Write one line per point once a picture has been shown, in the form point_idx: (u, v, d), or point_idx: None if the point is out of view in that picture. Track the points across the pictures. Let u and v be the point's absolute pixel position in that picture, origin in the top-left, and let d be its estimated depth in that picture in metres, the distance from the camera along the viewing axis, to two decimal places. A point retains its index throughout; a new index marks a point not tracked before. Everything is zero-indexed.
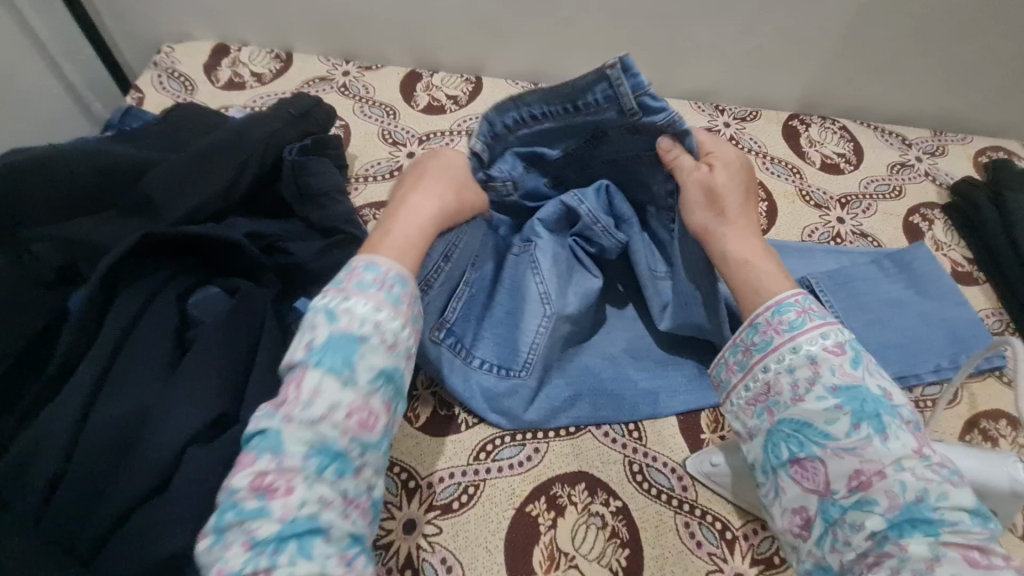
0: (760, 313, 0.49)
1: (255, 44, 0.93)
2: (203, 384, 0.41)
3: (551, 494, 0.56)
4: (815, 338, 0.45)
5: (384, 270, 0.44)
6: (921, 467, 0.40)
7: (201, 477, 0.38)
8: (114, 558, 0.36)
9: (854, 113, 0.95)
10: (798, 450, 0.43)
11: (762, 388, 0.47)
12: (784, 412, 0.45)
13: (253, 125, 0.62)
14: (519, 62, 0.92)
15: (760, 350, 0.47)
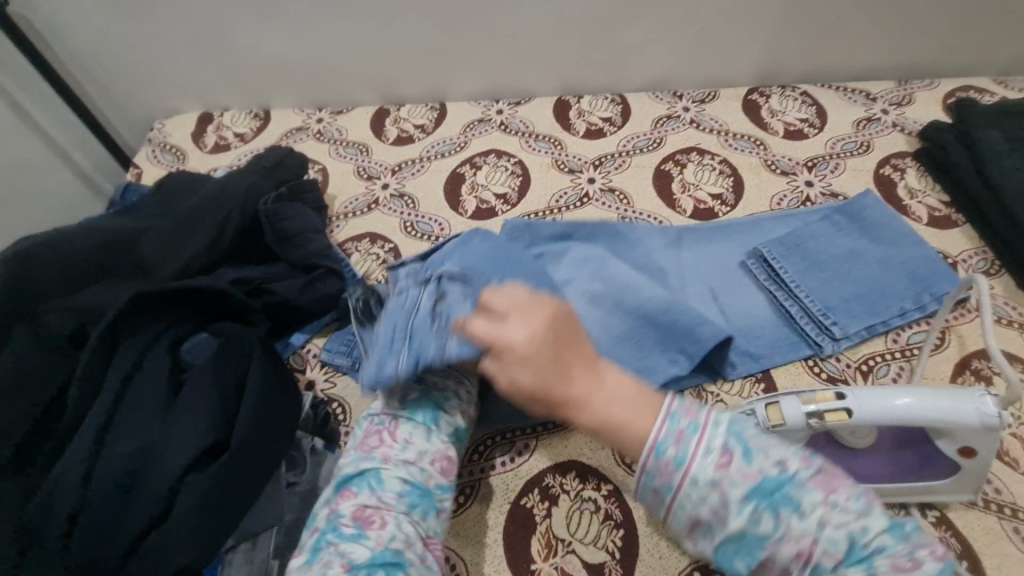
0: (645, 458, 0.44)
1: (236, 107, 1.01)
2: (196, 419, 0.46)
3: (544, 486, 0.59)
4: (704, 460, 0.43)
5: (420, 406, 0.55)
6: (835, 511, 0.41)
7: (201, 502, 0.43)
8: (137, 572, 0.42)
9: (813, 77, 0.96)
10: (750, 561, 0.42)
11: (691, 523, 0.44)
12: (719, 536, 0.43)
13: (231, 183, 0.68)
14: (479, 84, 0.97)
15: (669, 492, 0.43)
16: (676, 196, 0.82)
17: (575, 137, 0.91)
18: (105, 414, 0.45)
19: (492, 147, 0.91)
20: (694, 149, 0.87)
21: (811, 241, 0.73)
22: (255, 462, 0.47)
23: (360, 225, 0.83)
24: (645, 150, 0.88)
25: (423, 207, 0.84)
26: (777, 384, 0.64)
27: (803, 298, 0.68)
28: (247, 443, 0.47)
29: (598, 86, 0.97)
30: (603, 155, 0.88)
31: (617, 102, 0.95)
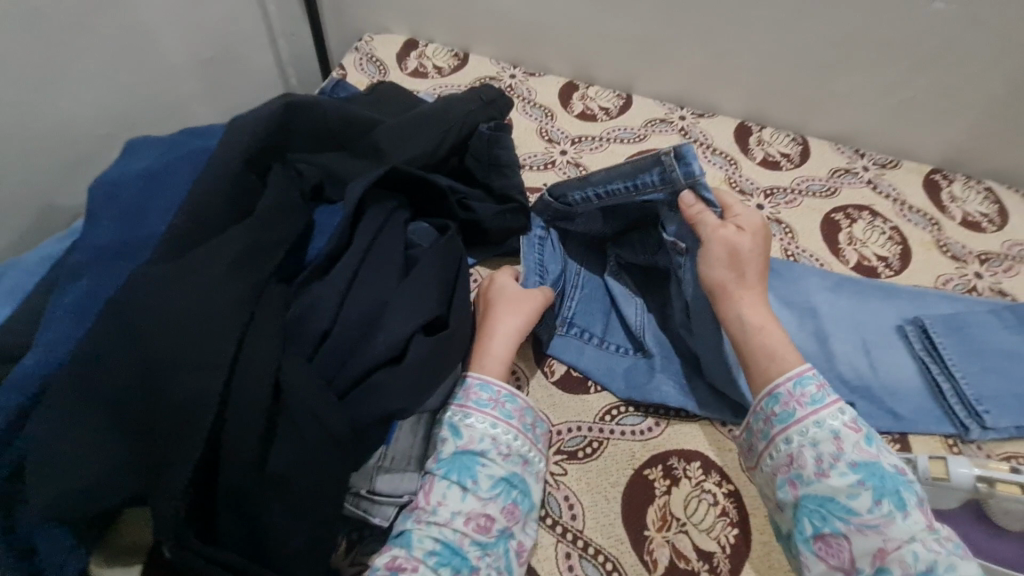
0: (781, 383, 0.53)
1: (439, 43, 1.07)
2: (428, 289, 0.51)
3: (668, 464, 0.61)
4: (835, 413, 0.51)
5: (497, 389, 0.55)
6: (930, 538, 0.45)
7: (423, 360, 0.48)
8: (361, 400, 0.46)
9: (1002, 177, 0.95)
10: (821, 523, 0.48)
11: (785, 459, 0.51)
12: (808, 486, 0.49)
13: (455, 103, 0.72)
14: (670, 86, 1.00)
15: (782, 421, 0.52)
16: (841, 247, 0.83)
17: (752, 163, 0.93)
18: (354, 261, 0.51)
19: (669, 147, 0.93)
20: (868, 209, 0.88)
21: (978, 326, 0.72)
22: (462, 343, 0.51)
23: (534, 180, 0.87)
24: (818, 194, 0.89)
25: None
26: (913, 450, 0.64)
27: (957, 380, 0.68)
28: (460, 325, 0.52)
29: (784, 122, 0.98)
30: (775, 186, 0.90)
31: (799, 143, 0.96)
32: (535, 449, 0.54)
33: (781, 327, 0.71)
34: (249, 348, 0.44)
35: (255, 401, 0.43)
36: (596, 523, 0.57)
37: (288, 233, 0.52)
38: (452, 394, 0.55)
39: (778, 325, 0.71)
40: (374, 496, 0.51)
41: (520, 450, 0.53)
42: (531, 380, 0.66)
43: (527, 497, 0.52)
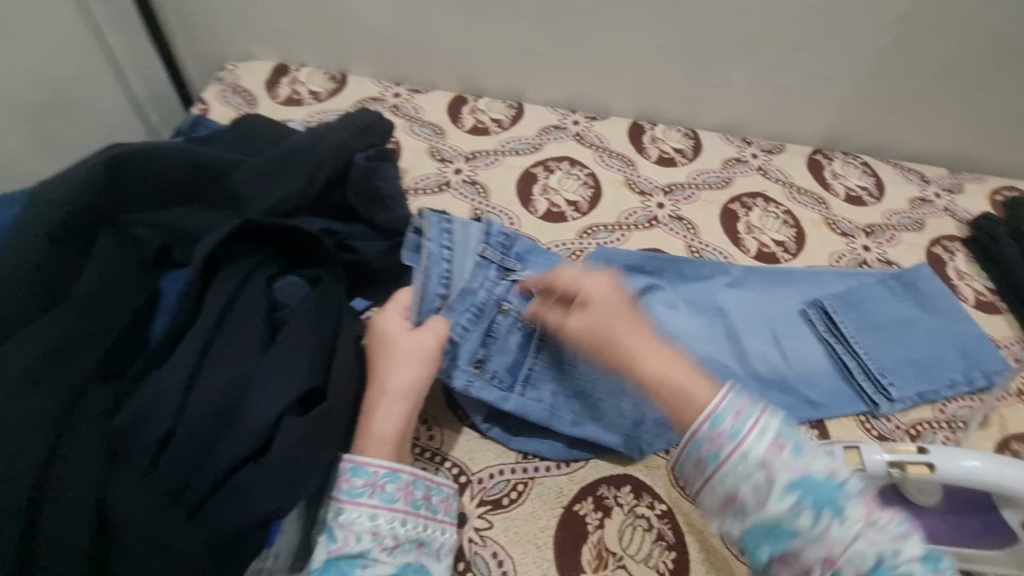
0: (697, 422, 0.42)
1: (313, 65, 0.99)
2: (296, 360, 0.47)
3: (598, 495, 0.58)
4: (757, 441, 0.41)
5: (372, 471, 0.48)
6: (873, 531, 0.38)
7: (293, 446, 0.44)
8: (223, 507, 0.42)
9: (874, 151, 1.00)
10: (775, 547, 0.40)
11: (725, 498, 0.41)
12: (754, 518, 0.40)
13: (326, 133, 0.66)
14: (560, 91, 0.98)
15: (718, 458, 0.41)
16: (742, 236, 0.84)
17: (648, 162, 0.92)
18: (200, 344, 0.46)
19: (566, 155, 0.91)
20: (761, 196, 0.90)
21: (874, 302, 0.74)
22: (344, 416, 0.48)
23: (429, 204, 0.81)
24: (714, 186, 0.90)
25: (494, 198, 0.83)
26: (830, 434, 0.65)
27: (862, 357, 0.70)
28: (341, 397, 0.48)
29: (675, 117, 0.99)
30: (673, 183, 0.90)
31: (690, 137, 0.97)
32: (431, 527, 0.49)
33: (693, 338, 0.69)
34: (61, 472, 0.39)
35: (72, 531, 0.38)
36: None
37: (117, 324, 0.47)
38: (346, 486, 0.47)
39: (688, 336, 0.68)
40: None
41: (411, 535, 0.47)
42: (444, 427, 0.61)
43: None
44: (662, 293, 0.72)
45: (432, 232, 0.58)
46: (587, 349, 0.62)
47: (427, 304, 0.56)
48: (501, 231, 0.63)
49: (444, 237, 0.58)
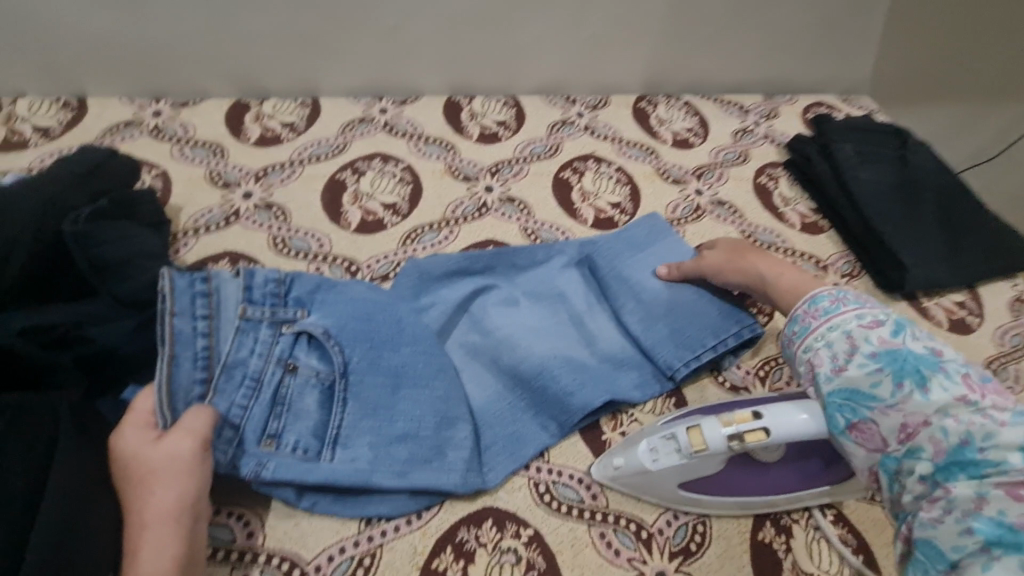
0: (798, 304, 0.49)
1: (35, 94, 0.79)
2: None
3: (457, 541, 0.52)
4: (851, 318, 0.45)
5: None
6: (965, 413, 0.38)
7: None
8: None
9: (695, 88, 0.99)
10: (851, 414, 0.43)
11: (808, 368, 0.46)
12: (834, 386, 0.44)
13: (23, 193, 0.51)
14: (358, 78, 0.85)
15: (802, 335, 0.48)
16: (577, 206, 0.80)
17: (469, 142, 0.84)
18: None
19: (376, 150, 0.80)
20: (591, 157, 0.86)
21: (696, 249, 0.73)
22: None
23: (215, 244, 0.68)
24: (542, 156, 0.85)
25: (297, 219, 0.72)
26: (687, 399, 0.64)
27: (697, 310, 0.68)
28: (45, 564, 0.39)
29: (491, 86, 0.90)
30: (499, 161, 0.83)
31: (511, 105, 0.90)
32: None
33: (528, 333, 0.63)
34: None
35: None
36: None
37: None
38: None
39: (526, 335, 0.63)
40: None
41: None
42: (267, 516, 0.51)
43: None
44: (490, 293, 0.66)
45: (178, 304, 0.48)
46: (407, 383, 0.55)
47: (181, 395, 0.47)
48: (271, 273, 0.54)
49: (197, 303, 0.49)
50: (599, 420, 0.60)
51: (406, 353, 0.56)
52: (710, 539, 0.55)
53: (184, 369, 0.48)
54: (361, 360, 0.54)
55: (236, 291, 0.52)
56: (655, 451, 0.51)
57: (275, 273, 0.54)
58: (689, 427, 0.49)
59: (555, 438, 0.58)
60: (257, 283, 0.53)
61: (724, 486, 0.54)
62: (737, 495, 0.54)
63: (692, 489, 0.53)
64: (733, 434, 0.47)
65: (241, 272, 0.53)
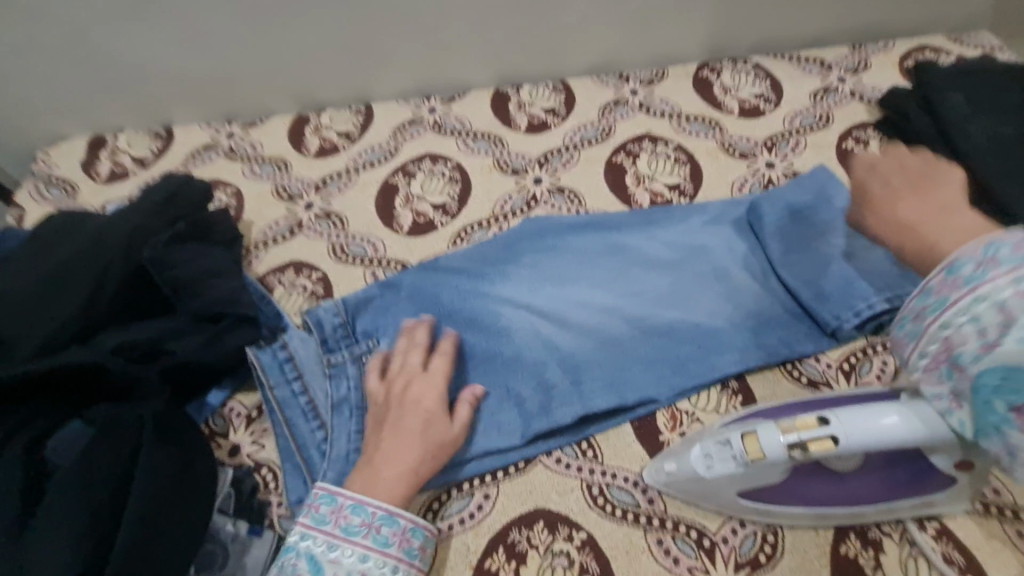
0: (931, 275, 0.40)
1: (131, 127, 0.88)
2: (58, 544, 0.39)
3: (510, 542, 0.52)
4: (1005, 285, 0.35)
5: (371, 511, 0.48)
6: None
7: None
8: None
9: (766, 47, 0.89)
10: (1013, 399, 0.34)
11: (943, 346, 0.38)
12: (982, 369, 0.35)
13: (111, 226, 0.58)
14: (406, 81, 0.86)
15: (936, 310, 0.38)
16: (631, 191, 0.76)
17: (518, 133, 0.83)
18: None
19: (426, 151, 0.81)
20: (646, 137, 0.80)
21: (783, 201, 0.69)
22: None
23: (282, 255, 0.73)
24: (594, 141, 0.81)
25: (353, 226, 0.74)
26: (756, 396, 0.59)
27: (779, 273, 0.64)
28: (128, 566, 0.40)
29: (538, 72, 0.88)
30: (549, 151, 0.80)
31: (560, 90, 0.87)
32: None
33: (592, 310, 0.63)
34: None
35: None
36: None
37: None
38: (315, 513, 0.48)
39: (570, 313, 0.63)
40: None
41: None
42: None
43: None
44: (550, 265, 0.67)
45: (272, 376, 0.57)
46: (480, 363, 0.60)
47: (311, 444, 0.55)
48: (329, 310, 0.61)
49: (286, 368, 0.58)
50: (656, 420, 0.58)
51: (467, 347, 0.61)
52: (782, 552, 0.50)
53: (301, 424, 0.56)
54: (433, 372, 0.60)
55: (313, 342, 0.60)
56: (709, 457, 0.47)
57: (338, 315, 0.61)
58: (748, 436, 0.45)
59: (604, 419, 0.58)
60: (324, 326, 0.60)
61: (797, 496, 0.49)
62: (811, 505, 0.49)
63: (758, 497, 0.49)
64: (797, 445, 0.42)
65: (310, 323, 0.60)
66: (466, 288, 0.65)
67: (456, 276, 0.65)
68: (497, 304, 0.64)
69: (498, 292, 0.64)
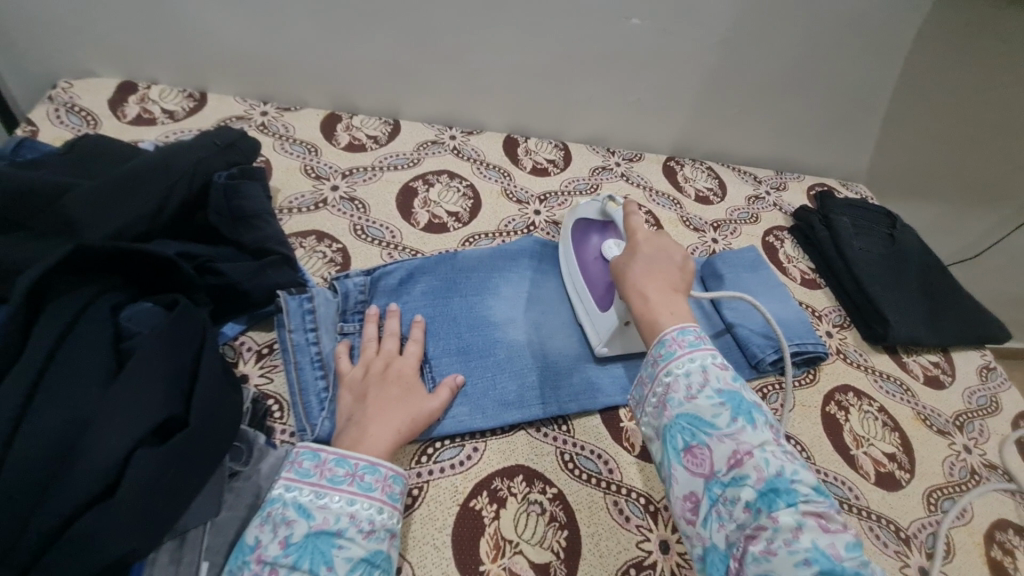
0: (666, 331, 0.56)
1: (166, 82, 0.93)
2: (150, 389, 0.43)
3: (492, 488, 0.60)
4: (688, 361, 0.53)
5: (354, 462, 0.50)
6: (780, 452, 0.47)
7: (151, 475, 0.41)
8: (63, 556, 0.37)
9: (717, 156, 1.15)
10: (689, 437, 0.50)
11: (665, 390, 0.53)
12: (683, 407, 0.51)
13: (179, 153, 0.63)
14: (436, 108, 1.00)
15: (667, 356, 0.54)
16: None
17: (524, 172, 0.98)
18: (18, 404, 0.40)
19: (445, 168, 0.94)
20: (625, 199, 0.99)
21: (726, 268, 0.87)
22: (210, 439, 0.45)
23: (307, 222, 0.80)
24: (584, 192, 0.98)
25: (374, 213, 0.84)
26: None
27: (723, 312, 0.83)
28: (203, 418, 0.45)
29: (545, 131, 1.06)
30: (547, 191, 0.96)
31: (560, 148, 1.05)
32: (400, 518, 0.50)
33: (573, 325, 0.75)
34: None
35: None
36: None
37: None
38: (299, 468, 0.49)
39: (554, 327, 0.74)
40: None
41: (386, 524, 0.48)
42: None
43: None
44: (543, 284, 0.78)
45: (293, 321, 0.62)
46: (477, 352, 0.69)
47: (311, 390, 0.60)
48: (358, 285, 0.68)
49: (306, 318, 0.63)
50: (618, 413, 0.70)
51: (467, 333, 0.70)
52: None
53: (307, 371, 0.61)
54: (438, 348, 0.68)
55: (334, 305, 0.66)
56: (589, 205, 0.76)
57: (363, 282, 0.68)
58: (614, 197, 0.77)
59: (577, 410, 0.68)
60: (348, 297, 0.67)
61: (582, 237, 0.77)
62: (577, 251, 0.76)
63: (574, 226, 0.78)
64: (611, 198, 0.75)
65: (337, 289, 0.66)
66: (472, 286, 0.74)
67: (465, 273, 0.75)
68: (496, 310, 0.73)
69: (497, 292, 0.75)
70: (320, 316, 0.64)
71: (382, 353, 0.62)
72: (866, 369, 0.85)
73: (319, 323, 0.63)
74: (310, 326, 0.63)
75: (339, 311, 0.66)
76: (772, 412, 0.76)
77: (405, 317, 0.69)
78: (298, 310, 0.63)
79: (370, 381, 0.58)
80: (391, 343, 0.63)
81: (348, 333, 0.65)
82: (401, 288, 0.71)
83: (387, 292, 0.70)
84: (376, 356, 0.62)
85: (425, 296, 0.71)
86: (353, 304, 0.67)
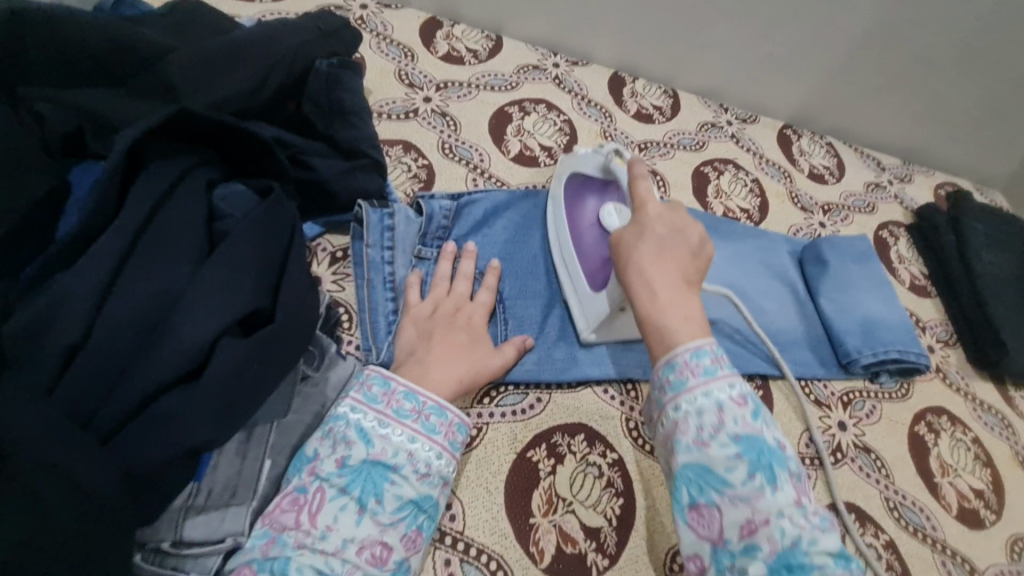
0: (679, 351, 0.45)
1: None
2: (237, 278, 0.42)
3: (552, 443, 0.57)
4: (698, 396, 0.43)
5: (422, 400, 0.47)
6: (800, 515, 0.40)
7: (235, 365, 0.40)
8: (140, 433, 0.38)
9: (842, 133, 1.02)
10: (696, 494, 0.41)
11: (670, 427, 0.44)
12: (689, 454, 0.42)
13: (281, 30, 0.58)
14: (544, 29, 0.91)
15: (675, 389, 0.44)
16: (709, 200, 0.84)
17: (627, 116, 0.89)
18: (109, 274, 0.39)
19: (544, 97, 0.86)
20: (731, 163, 0.90)
21: (833, 254, 0.77)
22: (291, 339, 0.44)
23: (396, 131, 0.75)
24: (688, 148, 0.89)
25: (464, 133, 0.78)
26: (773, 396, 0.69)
27: (818, 301, 0.76)
28: (286, 317, 0.43)
29: (656, 73, 0.95)
30: (648, 140, 0.88)
31: (669, 96, 0.95)
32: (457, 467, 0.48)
33: None
34: None
35: None
36: (476, 520, 0.52)
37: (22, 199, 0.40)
38: (367, 392, 0.47)
39: None
40: (181, 548, 0.41)
41: (442, 471, 0.46)
42: None
43: (432, 523, 0.45)
44: None
45: (371, 235, 0.59)
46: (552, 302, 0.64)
47: (381, 310, 0.57)
48: (443, 209, 0.64)
49: (385, 235, 0.59)
50: None
51: (545, 281, 0.65)
52: None
53: (378, 292, 0.58)
54: (512, 291, 0.64)
55: (414, 226, 0.62)
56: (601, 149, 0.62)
57: (448, 207, 0.64)
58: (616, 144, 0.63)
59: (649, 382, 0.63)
60: (432, 220, 0.63)
61: (578, 198, 0.65)
62: (568, 217, 0.65)
63: (569, 185, 0.66)
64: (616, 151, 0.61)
65: (422, 209, 0.63)
66: None
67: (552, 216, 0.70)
68: None
69: None
70: (400, 233, 0.60)
71: (452, 295, 0.58)
72: (965, 395, 0.76)
73: (398, 242, 0.60)
74: (388, 243, 0.59)
75: (420, 231, 0.62)
76: (854, 420, 0.70)
77: (484, 251, 0.65)
78: (378, 224, 0.59)
79: (437, 322, 0.55)
80: (464, 285, 0.59)
81: (424, 258, 0.62)
82: (484, 220, 0.67)
83: (468, 222, 0.66)
84: (446, 297, 0.58)
85: (507, 235, 0.67)
86: (433, 228, 0.63)
